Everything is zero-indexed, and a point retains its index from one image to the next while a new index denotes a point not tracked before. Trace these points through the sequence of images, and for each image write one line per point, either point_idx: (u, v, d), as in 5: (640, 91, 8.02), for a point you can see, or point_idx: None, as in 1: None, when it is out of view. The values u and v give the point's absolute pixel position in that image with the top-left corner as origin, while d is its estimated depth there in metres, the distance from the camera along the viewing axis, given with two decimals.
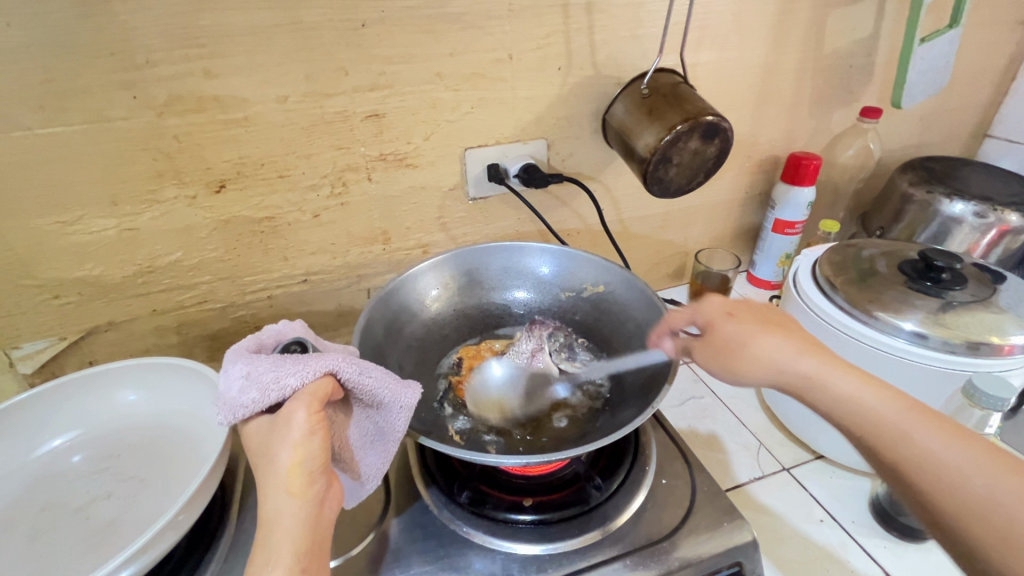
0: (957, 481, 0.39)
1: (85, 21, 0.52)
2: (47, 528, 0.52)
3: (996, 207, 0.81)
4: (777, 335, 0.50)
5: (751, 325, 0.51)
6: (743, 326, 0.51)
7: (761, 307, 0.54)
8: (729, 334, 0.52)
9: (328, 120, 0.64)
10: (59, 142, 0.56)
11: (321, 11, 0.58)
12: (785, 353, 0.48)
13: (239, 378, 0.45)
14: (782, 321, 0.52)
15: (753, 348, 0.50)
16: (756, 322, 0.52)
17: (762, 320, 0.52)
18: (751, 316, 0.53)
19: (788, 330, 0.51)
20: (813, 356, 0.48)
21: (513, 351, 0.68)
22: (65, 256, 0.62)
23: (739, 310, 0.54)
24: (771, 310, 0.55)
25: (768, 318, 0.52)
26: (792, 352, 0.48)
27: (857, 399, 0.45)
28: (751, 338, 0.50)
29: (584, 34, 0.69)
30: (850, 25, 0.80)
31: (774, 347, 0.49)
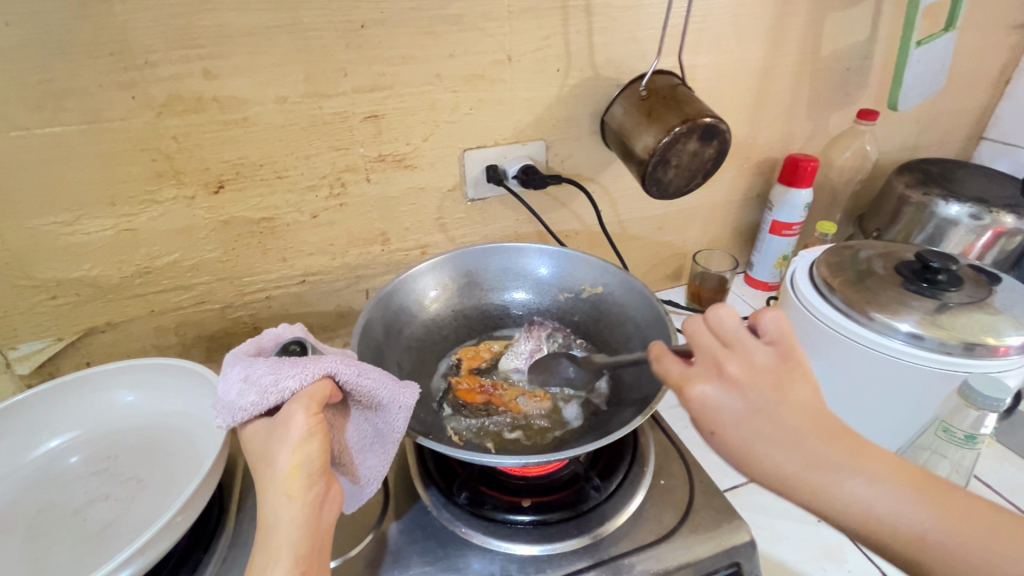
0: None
1: (84, 22, 0.52)
2: (45, 529, 0.52)
3: (991, 209, 0.81)
4: (773, 447, 0.38)
5: (740, 439, 0.39)
6: (737, 436, 0.39)
7: (747, 395, 0.39)
8: (720, 448, 0.40)
9: (327, 120, 0.64)
10: (58, 142, 0.56)
11: (320, 12, 0.58)
12: (782, 460, 0.38)
13: (237, 381, 0.45)
14: (779, 410, 0.39)
15: (751, 465, 0.39)
16: (745, 435, 0.39)
17: (753, 426, 0.39)
18: (741, 419, 0.39)
19: (789, 430, 0.38)
20: (819, 470, 0.38)
21: (510, 353, 0.69)
22: (63, 256, 0.62)
23: (719, 417, 0.39)
24: (760, 382, 0.39)
25: (760, 418, 0.39)
26: (799, 466, 0.38)
27: (869, 510, 0.38)
28: (746, 455, 0.39)
29: (583, 36, 0.69)
30: (848, 28, 0.81)
31: (779, 462, 0.38)
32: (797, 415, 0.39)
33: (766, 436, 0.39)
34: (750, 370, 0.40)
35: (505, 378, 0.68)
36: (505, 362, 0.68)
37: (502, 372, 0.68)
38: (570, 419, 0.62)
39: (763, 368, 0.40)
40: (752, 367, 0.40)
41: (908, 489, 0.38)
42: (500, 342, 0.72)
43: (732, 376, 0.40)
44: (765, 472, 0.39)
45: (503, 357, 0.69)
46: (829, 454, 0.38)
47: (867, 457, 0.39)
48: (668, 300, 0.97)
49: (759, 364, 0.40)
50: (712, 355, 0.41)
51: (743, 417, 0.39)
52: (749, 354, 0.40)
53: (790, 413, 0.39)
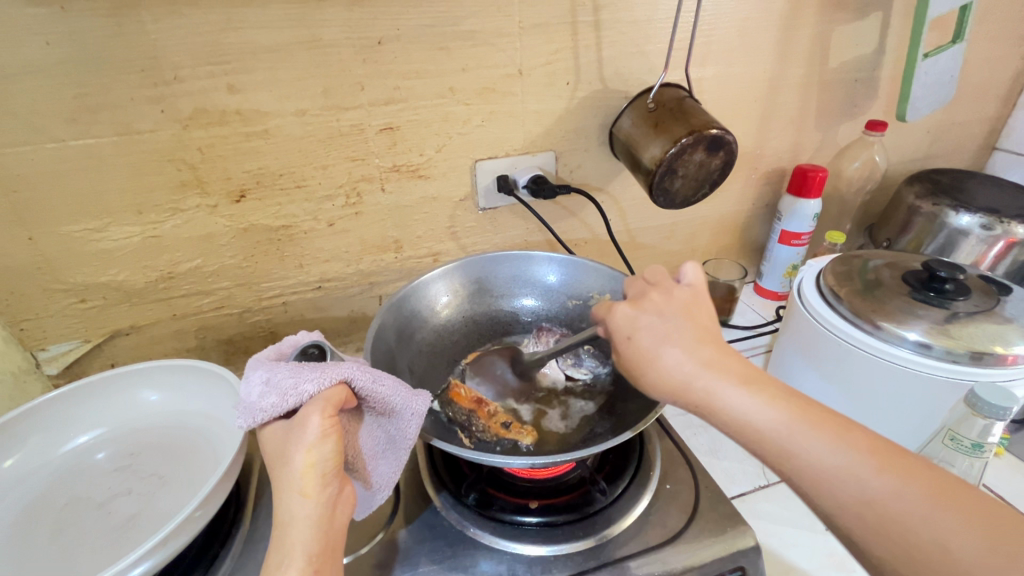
0: (855, 492, 0.37)
1: (118, 40, 0.55)
2: (72, 521, 0.54)
3: (1002, 219, 0.81)
4: (677, 348, 0.45)
5: (650, 343, 0.46)
6: (647, 340, 0.47)
7: (662, 311, 0.48)
8: (632, 354, 0.48)
9: (344, 132, 0.66)
10: (90, 153, 0.59)
11: (339, 30, 0.61)
12: (685, 366, 0.44)
13: (259, 384, 0.47)
14: (686, 323, 0.47)
15: (654, 366, 0.46)
16: (655, 338, 0.46)
17: (662, 332, 0.47)
18: (651, 326, 0.47)
19: (688, 337, 0.46)
20: (706, 369, 0.44)
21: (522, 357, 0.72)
22: (92, 261, 0.65)
23: (638, 322, 0.48)
24: (675, 305, 0.48)
25: (668, 328, 0.47)
26: (689, 364, 0.44)
27: (749, 419, 0.41)
28: (653, 355, 0.46)
29: (592, 50, 0.71)
30: (855, 41, 0.82)
31: (676, 360, 0.45)
32: (699, 332, 0.47)
33: (670, 339, 0.46)
34: (669, 297, 0.49)
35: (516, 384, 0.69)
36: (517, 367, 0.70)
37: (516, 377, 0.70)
38: (528, 440, 0.61)
39: (679, 299, 0.49)
40: (670, 296, 0.49)
41: (781, 398, 0.42)
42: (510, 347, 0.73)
43: (652, 298, 0.49)
44: (662, 374, 0.45)
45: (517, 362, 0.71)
46: (717, 360, 0.45)
47: (748, 372, 0.44)
48: None
49: (676, 295, 0.49)
50: (643, 289, 0.51)
51: (656, 324, 0.47)
52: (669, 288, 0.50)
53: (693, 330, 0.47)
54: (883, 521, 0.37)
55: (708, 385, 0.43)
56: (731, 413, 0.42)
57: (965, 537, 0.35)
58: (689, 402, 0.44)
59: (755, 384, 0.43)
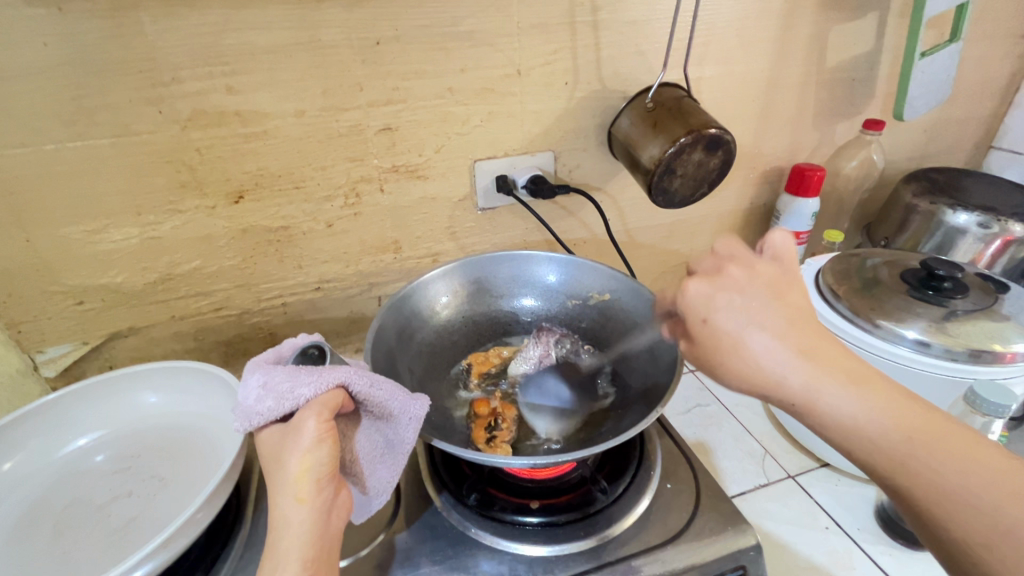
0: (975, 516, 0.35)
1: (116, 41, 0.54)
2: (73, 524, 0.54)
3: (999, 217, 0.81)
4: (767, 336, 0.40)
5: (733, 326, 0.41)
6: (729, 324, 0.41)
7: (745, 288, 0.42)
8: (709, 338, 0.42)
9: (343, 133, 0.66)
10: (88, 155, 0.59)
11: (338, 30, 0.60)
12: (779, 359, 0.40)
13: (256, 388, 0.47)
14: (775, 305, 0.41)
15: (737, 355, 0.41)
16: (739, 321, 0.41)
17: (748, 312, 0.41)
18: (733, 304, 0.41)
19: (778, 323, 0.41)
20: (807, 360, 0.39)
21: (520, 358, 0.70)
22: (91, 263, 0.65)
23: (719, 304, 0.42)
24: (759, 282, 0.42)
25: (755, 309, 0.41)
26: (783, 356, 0.40)
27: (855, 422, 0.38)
28: (737, 341, 0.41)
29: (591, 50, 0.71)
30: (853, 40, 0.82)
31: (767, 349, 0.40)
32: (791, 315, 0.41)
33: (757, 324, 0.41)
34: (751, 271, 0.43)
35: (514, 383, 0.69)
36: (514, 367, 0.69)
37: (512, 378, 0.69)
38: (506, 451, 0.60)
39: (762, 274, 0.43)
40: (753, 271, 0.43)
41: (902, 407, 0.38)
42: (510, 348, 0.73)
43: (731, 273, 0.43)
44: (748, 362, 0.40)
45: (512, 362, 0.70)
46: (819, 354, 0.40)
47: (854, 366, 0.40)
48: None
49: (759, 270, 0.44)
50: (721, 260, 0.44)
51: (742, 304, 0.41)
52: (751, 262, 0.44)
53: (783, 311, 0.41)
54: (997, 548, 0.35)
55: (811, 381, 0.39)
56: (839, 418, 0.39)
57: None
58: (784, 398, 0.40)
59: (874, 386, 0.39)
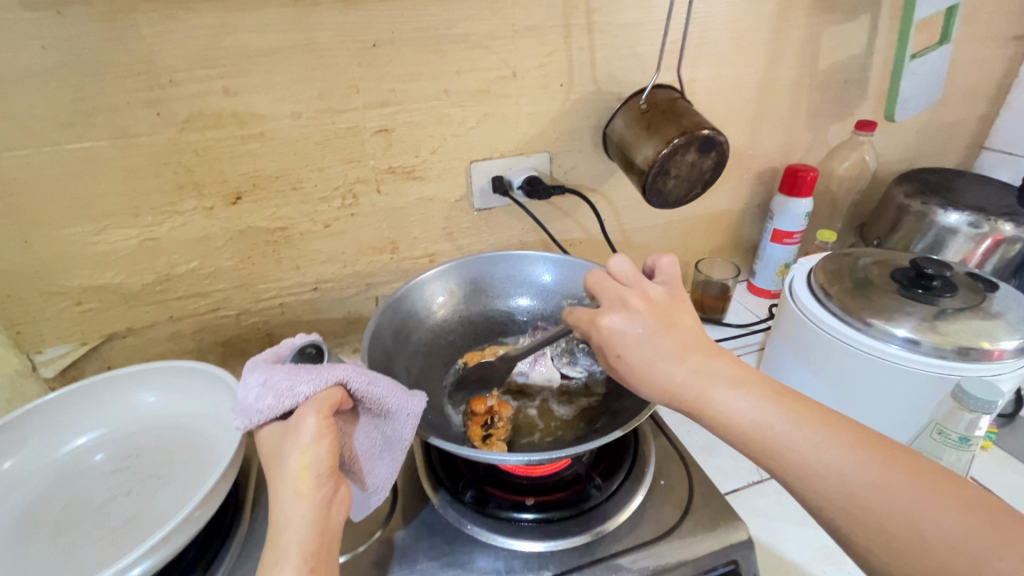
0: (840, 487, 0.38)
1: (114, 44, 0.55)
2: (72, 523, 0.55)
3: (989, 217, 0.82)
4: (667, 362, 0.45)
5: (640, 357, 0.46)
6: (637, 356, 0.46)
7: (645, 320, 0.47)
8: (623, 369, 0.47)
9: (340, 134, 0.67)
10: (87, 157, 0.59)
11: (334, 33, 0.61)
12: (677, 376, 0.45)
13: (256, 386, 0.47)
14: (669, 333, 0.46)
15: (648, 383, 0.46)
16: (644, 354, 0.46)
17: (653, 343, 0.46)
18: (637, 338, 0.46)
19: (674, 348, 0.46)
20: (696, 372, 0.44)
21: None
22: (89, 264, 0.65)
23: (625, 341, 0.47)
24: (655, 310, 0.48)
25: (656, 339, 0.46)
26: (679, 374, 0.44)
27: (741, 417, 0.42)
28: (643, 371, 0.46)
29: (585, 52, 0.72)
30: (845, 42, 0.83)
31: (670, 373, 0.45)
32: (682, 337, 0.46)
33: (658, 352, 0.46)
34: (647, 301, 0.48)
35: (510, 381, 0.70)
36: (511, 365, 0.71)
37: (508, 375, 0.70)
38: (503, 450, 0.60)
39: (657, 302, 0.48)
40: (649, 300, 0.48)
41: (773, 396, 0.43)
42: (506, 347, 0.74)
43: (632, 303, 0.48)
44: (658, 383, 0.45)
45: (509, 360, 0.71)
46: (706, 366, 0.45)
47: (736, 369, 0.45)
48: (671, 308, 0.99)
49: (653, 298, 0.49)
50: (618, 292, 0.49)
51: (643, 338, 0.46)
52: (644, 290, 0.49)
53: (679, 335, 0.46)
54: (863, 510, 0.37)
55: (698, 389, 0.44)
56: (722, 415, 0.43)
57: (940, 518, 0.36)
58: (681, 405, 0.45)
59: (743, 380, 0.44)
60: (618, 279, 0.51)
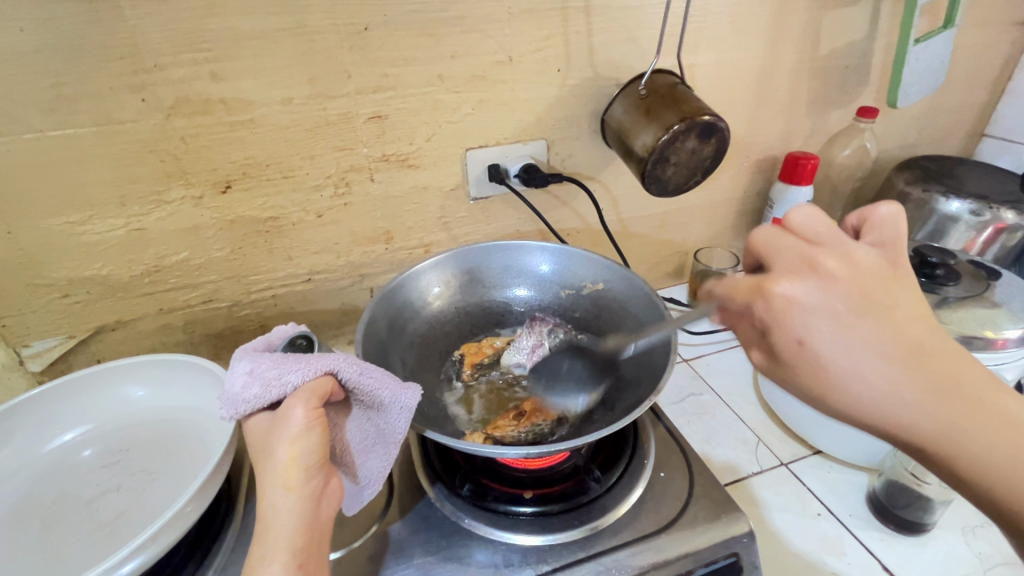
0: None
1: (95, 27, 0.53)
2: (60, 519, 0.53)
3: (991, 205, 0.81)
4: (883, 370, 0.34)
5: (840, 356, 0.35)
6: (836, 348, 0.35)
7: (846, 296, 0.35)
8: (805, 364, 0.37)
9: (332, 121, 0.65)
10: (70, 144, 0.57)
11: (325, 16, 0.59)
12: (897, 397, 0.34)
13: (242, 375, 0.46)
14: (886, 318, 0.34)
15: (844, 389, 0.35)
16: (844, 351, 0.35)
17: (856, 330, 0.34)
18: (833, 319, 0.35)
19: (892, 345, 0.34)
20: (929, 398, 0.34)
21: (513, 348, 0.69)
22: (75, 255, 0.64)
23: (813, 321, 0.35)
24: (859, 281, 0.35)
25: (863, 331, 0.34)
26: (905, 391, 0.34)
27: (982, 462, 0.34)
28: (838, 369, 0.35)
29: (583, 36, 0.70)
30: (847, 26, 0.82)
31: (885, 389, 0.34)
32: (910, 337, 0.34)
33: (870, 356, 0.34)
34: (849, 267, 0.36)
35: (507, 373, 0.69)
36: (508, 357, 0.69)
37: (505, 368, 0.69)
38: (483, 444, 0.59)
39: (863, 268, 0.36)
40: (850, 265, 0.36)
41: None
42: (503, 338, 0.73)
43: (826, 268, 0.36)
44: (863, 400, 0.35)
45: (506, 352, 0.69)
46: (943, 382, 0.34)
47: (991, 393, 0.34)
48: (670, 298, 0.98)
49: (858, 264, 0.36)
50: (806, 254, 0.37)
51: (842, 325, 0.35)
52: (846, 251, 0.37)
53: (901, 328, 0.34)
54: None
55: (942, 419, 0.34)
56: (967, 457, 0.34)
57: None
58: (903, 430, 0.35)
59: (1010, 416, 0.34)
60: (803, 237, 0.38)
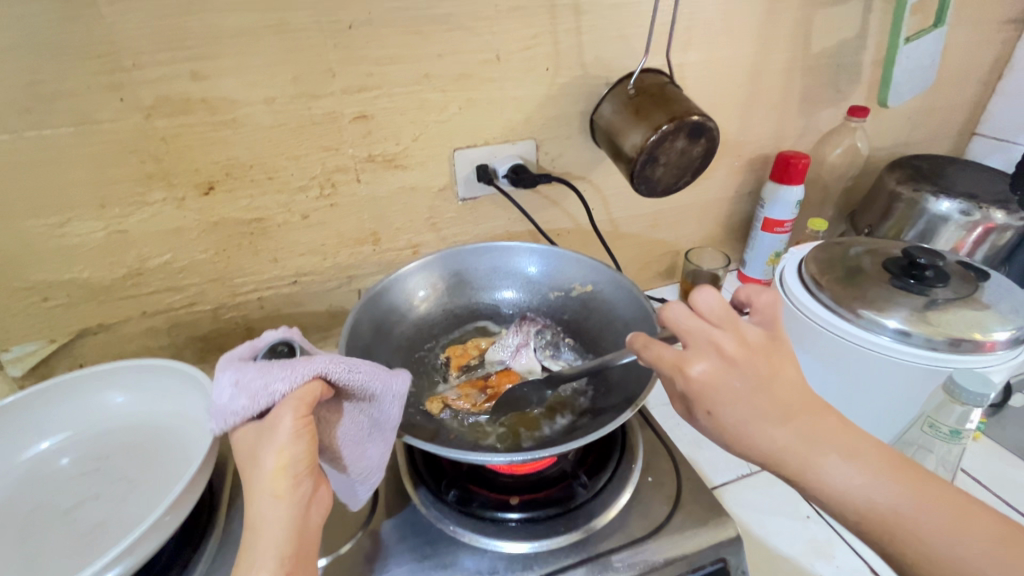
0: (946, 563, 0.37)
1: (71, 25, 0.52)
2: (37, 529, 0.52)
3: (981, 205, 0.81)
4: (768, 421, 0.40)
5: (739, 419, 0.40)
6: (733, 416, 0.40)
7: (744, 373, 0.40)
8: (712, 428, 0.41)
9: (317, 121, 0.64)
10: (47, 145, 0.56)
11: (308, 14, 0.58)
12: (777, 440, 0.40)
13: (228, 386, 0.45)
14: (770, 386, 0.40)
15: (743, 443, 0.41)
16: (744, 414, 0.40)
17: (748, 402, 0.40)
18: (734, 392, 0.40)
19: (776, 403, 0.40)
20: (801, 439, 0.40)
21: (498, 344, 0.69)
22: (55, 258, 0.63)
23: (720, 396, 0.40)
24: (756, 361, 0.40)
25: (754, 397, 0.40)
26: (784, 436, 0.40)
27: (849, 492, 0.39)
28: (743, 434, 0.40)
29: (572, 35, 0.69)
30: (838, 25, 0.81)
31: (769, 436, 0.40)
32: (788, 393, 0.41)
33: (759, 412, 0.40)
34: (745, 346, 0.41)
35: (491, 370, 0.68)
36: (492, 353, 0.68)
37: (489, 365, 0.68)
38: (439, 413, 0.63)
39: (755, 345, 0.41)
40: (747, 343, 0.41)
41: (889, 468, 0.40)
42: (488, 339, 0.71)
43: (728, 350, 0.41)
44: (759, 443, 0.40)
45: (491, 349, 0.69)
46: (809, 427, 0.40)
47: (846, 433, 0.41)
48: (661, 297, 0.98)
49: (750, 339, 0.41)
50: (711, 335, 0.41)
51: (742, 395, 0.40)
52: (743, 329, 0.42)
53: (783, 388, 0.41)
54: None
55: (801, 451, 0.40)
56: (831, 487, 0.39)
57: None
58: (786, 472, 0.40)
59: (864, 455, 0.40)
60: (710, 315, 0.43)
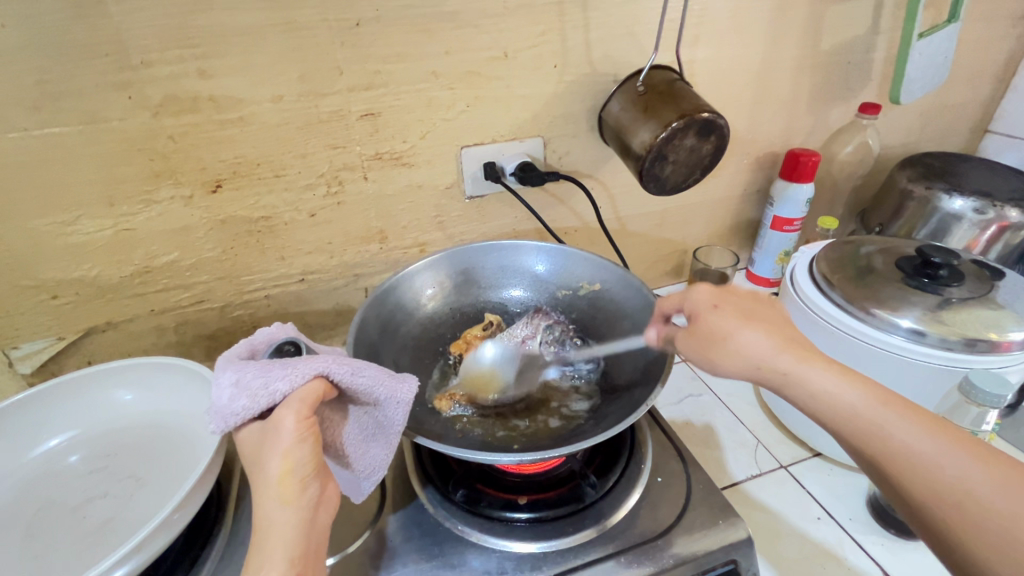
0: (915, 463, 0.39)
1: (79, 23, 0.52)
2: (45, 527, 0.53)
3: (995, 203, 0.80)
4: (757, 329, 0.48)
5: (733, 322, 0.48)
6: (727, 317, 0.49)
7: (749, 300, 0.51)
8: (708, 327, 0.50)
9: (324, 119, 0.64)
10: (55, 143, 0.56)
11: (315, 11, 0.58)
12: (764, 348, 0.46)
13: (228, 386, 0.45)
14: (766, 312, 0.50)
15: (734, 343, 0.48)
16: (739, 317, 0.49)
17: (746, 315, 0.49)
18: (737, 306, 0.50)
19: (767, 322, 0.49)
20: (787, 350, 0.46)
21: (506, 333, 0.69)
22: (64, 256, 0.63)
23: (725, 301, 0.50)
24: (758, 300, 0.52)
25: (751, 312, 0.49)
26: (767, 343, 0.47)
27: (831, 397, 0.43)
28: (733, 334, 0.48)
29: (580, 31, 0.69)
30: (849, 21, 0.80)
31: (755, 340, 0.47)
32: (778, 320, 0.49)
33: (750, 322, 0.48)
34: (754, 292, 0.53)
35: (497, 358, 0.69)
36: (500, 342, 0.68)
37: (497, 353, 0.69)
38: (449, 409, 0.62)
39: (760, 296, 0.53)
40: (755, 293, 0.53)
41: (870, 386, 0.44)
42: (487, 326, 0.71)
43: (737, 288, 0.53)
44: (744, 345, 0.47)
45: (499, 337, 0.69)
46: (795, 347, 0.47)
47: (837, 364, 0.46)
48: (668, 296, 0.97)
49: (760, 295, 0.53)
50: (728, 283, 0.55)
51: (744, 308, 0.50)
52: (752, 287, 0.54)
53: (774, 318, 0.50)
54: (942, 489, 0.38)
55: (784, 358, 0.46)
56: (813, 391, 0.44)
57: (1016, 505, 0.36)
58: (772, 380, 0.46)
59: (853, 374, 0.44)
60: None
